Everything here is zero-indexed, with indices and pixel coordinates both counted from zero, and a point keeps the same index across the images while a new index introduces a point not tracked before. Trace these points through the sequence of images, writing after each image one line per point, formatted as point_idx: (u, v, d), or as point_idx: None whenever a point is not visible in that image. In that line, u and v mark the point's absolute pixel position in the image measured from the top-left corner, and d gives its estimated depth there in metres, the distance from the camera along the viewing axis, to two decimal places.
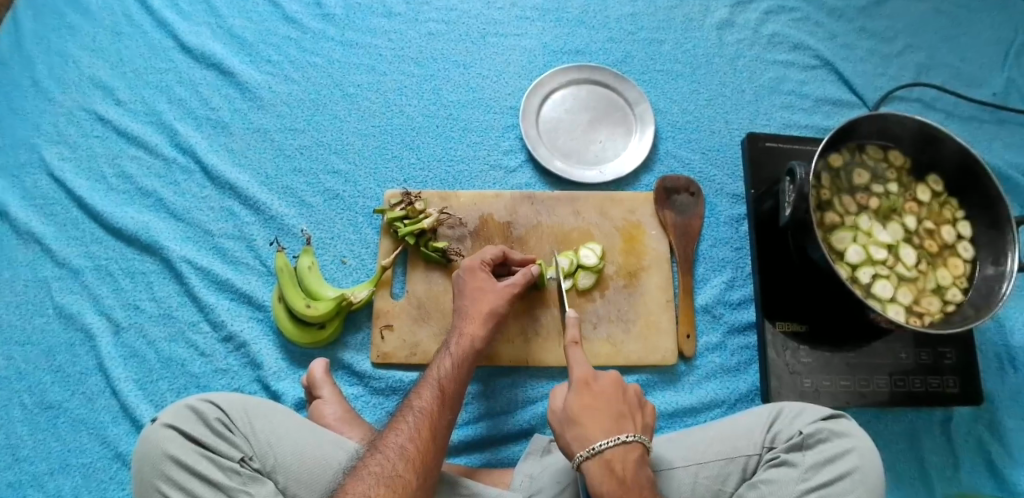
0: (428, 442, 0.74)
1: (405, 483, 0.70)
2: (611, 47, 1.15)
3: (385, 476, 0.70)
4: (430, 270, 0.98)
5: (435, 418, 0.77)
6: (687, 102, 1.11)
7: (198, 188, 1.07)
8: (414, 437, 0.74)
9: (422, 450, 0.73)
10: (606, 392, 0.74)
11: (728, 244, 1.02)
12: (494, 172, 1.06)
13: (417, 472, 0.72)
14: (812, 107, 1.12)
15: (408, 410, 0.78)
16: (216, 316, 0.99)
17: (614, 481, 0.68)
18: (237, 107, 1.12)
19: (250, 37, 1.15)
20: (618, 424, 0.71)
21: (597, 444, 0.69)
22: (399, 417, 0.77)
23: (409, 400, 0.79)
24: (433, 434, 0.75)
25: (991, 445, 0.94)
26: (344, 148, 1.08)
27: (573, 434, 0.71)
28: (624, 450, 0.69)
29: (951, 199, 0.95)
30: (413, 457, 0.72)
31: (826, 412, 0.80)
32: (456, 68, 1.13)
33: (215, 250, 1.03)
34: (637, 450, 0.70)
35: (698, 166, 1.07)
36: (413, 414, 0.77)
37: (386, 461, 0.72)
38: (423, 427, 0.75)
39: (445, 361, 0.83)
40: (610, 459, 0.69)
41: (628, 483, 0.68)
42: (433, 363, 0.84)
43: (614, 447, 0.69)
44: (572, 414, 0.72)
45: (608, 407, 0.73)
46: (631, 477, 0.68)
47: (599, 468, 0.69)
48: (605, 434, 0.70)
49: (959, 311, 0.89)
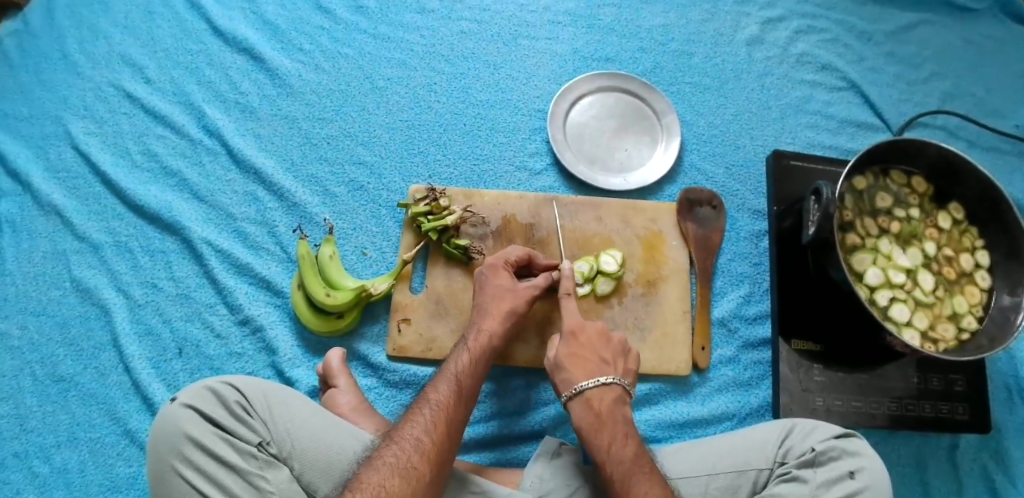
0: (444, 436, 0.74)
1: (419, 473, 0.71)
2: (640, 57, 1.16)
3: (399, 465, 0.71)
4: (451, 267, 0.99)
5: (451, 410, 0.77)
6: (714, 116, 1.12)
7: (223, 170, 1.08)
8: (430, 427, 0.75)
9: (437, 440, 0.74)
10: (592, 341, 0.84)
11: (747, 259, 1.03)
12: (519, 174, 1.07)
13: (431, 463, 0.72)
14: (837, 128, 1.13)
15: (424, 401, 0.78)
16: (234, 299, 0.99)
17: (592, 415, 0.78)
18: (267, 92, 1.12)
19: (283, 25, 1.16)
20: (600, 368, 0.82)
21: (580, 385, 0.80)
22: (416, 408, 0.77)
23: (426, 392, 0.79)
24: (449, 428, 0.76)
25: (996, 474, 0.95)
26: (371, 140, 1.09)
27: (561, 377, 0.82)
28: (602, 390, 0.80)
29: (971, 228, 0.96)
30: (431, 448, 0.73)
31: (838, 430, 0.80)
32: (486, 68, 1.14)
33: (236, 233, 1.04)
34: (615, 391, 0.80)
35: (722, 180, 1.08)
36: (430, 406, 0.77)
37: (402, 450, 0.72)
38: (439, 418, 0.76)
39: (463, 356, 0.83)
40: (590, 397, 0.79)
41: (604, 417, 0.78)
42: (451, 356, 0.84)
43: (594, 387, 0.80)
44: (560, 361, 0.83)
45: (591, 355, 0.83)
46: (608, 413, 0.78)
47: (580, 404, 0.79)
48: (587, 376, 0.81)
49: (973, 339, 0.89)
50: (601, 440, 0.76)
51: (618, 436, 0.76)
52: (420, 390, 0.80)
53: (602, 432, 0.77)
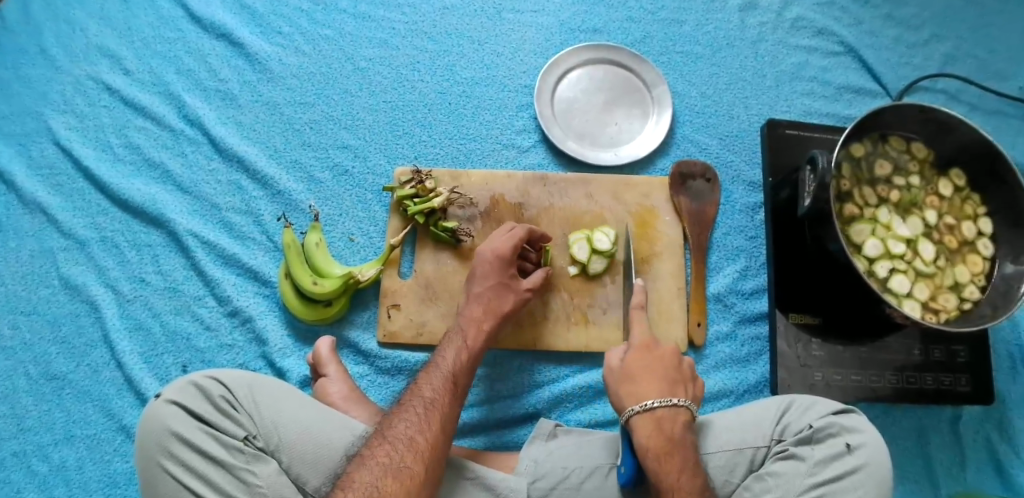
0: (438, 435, 0.73)
1: (411, 470, 0.69)
2: (629, 27, 1.10)
3: (390, 462, 0.69)
4: (439, 250, 0.96)
5: (445, 405, 0.76)
6: (706, 86, 1.07)
7: (206, 160, 1.05)
8: (422, 419, 0.73)
9: (429, 435, 0.72)
10: (665, 359, 0.82)
11: (742, 233, 0.99)
12: (507, 152, 1.02)
13: (423, 460, 0.70)
14: (834, 95, 1.09)
15: (414, 395, 0.77)
16: (222, 291, 0.98)
17: (663, 435, 0.74)
18: (247, 79, 1.09)
19: (261, 9, 1.12)
20: (671, 388, 0.79)
21: (649, 402, 0.76)
22: (408, 404, 0.75)
23: (415, 387, 0.78)
24: (442, 423, 0.74)
25: (999, 444, 0.97)
26: (354, 123, 1.05)
27: (630, 390, 0.79)
28: (674, 411, 0.76)
29: (973, 195, 0.94)
30: (427, 443, 0.71)
31: (837, 406, 0.78)
32: (469, 44, 1.08)
33: (222, 224, 1.02)
34: (684, 415, 0.77)
35: (716, 151, 1.03)
36: (423, 403, 0.75)
37: (396, 447, 0.70)
38: (433, 413, 0.74)
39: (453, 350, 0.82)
40: (660, 417, 0.76)
41: (676, 440, 0.74)
42: (441, 350, 0.83)
43: (666, 406, 0.76)
44: (629, 370, 0.81)
45: (661, 370, 0.80)
46: (679, 435, 0.75)
47: (649, 424, 0.75)
48: (659, 394, 0.78)
49: (976, 309, 0.88)
50: (670, 466, 0.72)
51: (688, 464, 0.73)
52: (411, 386, 0.79)
53: (673, 455, 0.73)
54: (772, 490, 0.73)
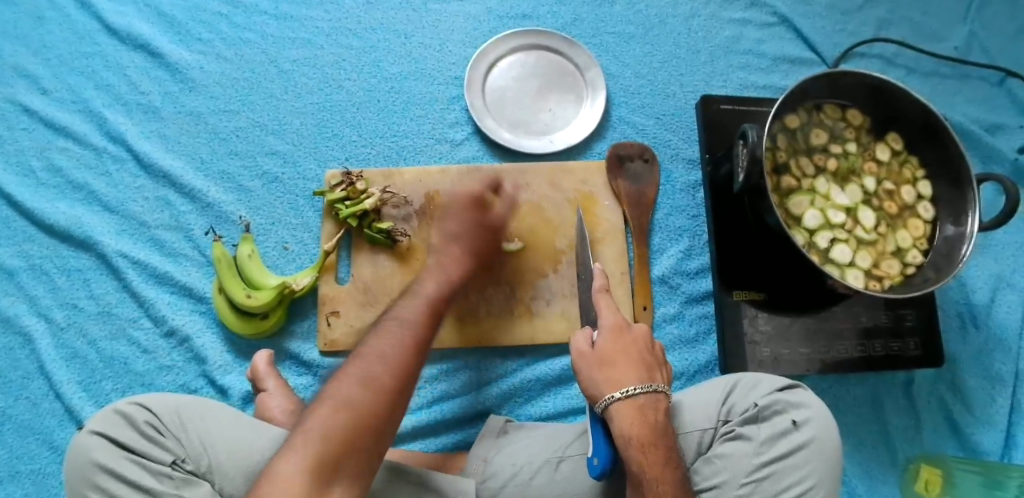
0: (409, 373, 0.66)
1: (391, 384, 0.64)
2: (559, 10, 1.07)
3: (373, 375, 0.64)
4: (375, 252, 0.93)
5: (432, 329, 0.70)
6: (640, 65, 1.05)
7: (132, 177, 1.01)
8: (393, 351, 0.66)
9: (402, 368, 0.65)
10: (639, 342, 0.73)
11: (684, 212, 0.98)
12: (439, 146, 1.00)
13: (404, 378, 0.65)
14: (770, 66, 1.08)
15: (404, 313, 0.70)
16: (157, 311, 0.95)
17: (647, 425, 0.67)
18: (169, 89, 1.05)
19: (179, 15, 1.08)
20: (649, 373, 0.71)
21: (629, 388, 0.68)
22: (388, 335, 0.67)
23: (406, 303, 0.71)
24: (411, 365, 0.66)
25: (953, 405, 0.98)
26: (282, 128, 1.01)
27: (608, 374, 0.70)
28: (655, 398, 0.69)
29: (912, 158, 0.93)
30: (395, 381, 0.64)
31: (782, 383, 0.76)
32: (397, 38, 1.05)
33: (152, 242, 0.98)
34: (664, 401, 0.70)
35: (653, 131, 1.01)
36: (402, 337, 0.68)
37: (381, 359, 0.65)
38: (399, 352, 0.66)
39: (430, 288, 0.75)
40: (643, 404, 0.68)
41: (659, 431, 0.67)
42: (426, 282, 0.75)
43: (647, 393, 0.69)
44: (604, 354, 0.71)
45: (638, 355, 0.72)
46: (660, 425, 0.68)
47: (630, 412, 0.68)
48: (637, 380, 0.70)
49: (919, 273, 0.88)
50: (653, 459, 0.66)
51: (669, 456, 0.67)
52: (379, 319, 0.70)
53: (656, 446, 0.66)
54: (720, 473, 0.72)
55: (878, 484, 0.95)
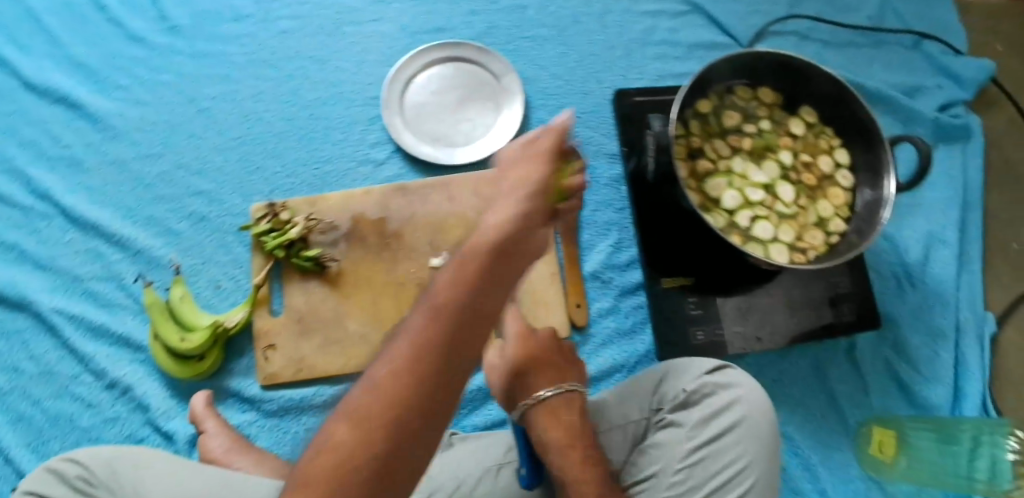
0: (409, 384, 0.41)
1: (408, 395, 0.40)
2: (473, 20, 1.07)
3: (376, 400, 0.40)
4: (306, 281, 0.93)
5: (469, 284, 0.44)
6: (557, 66, 1.06)
7: (60, 233, 1.00)
8: (415, 346, 0.42)
9: (393, 397, 0.40)
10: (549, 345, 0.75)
11: (610, 206, 0.98)
12: (363, 167, 1.00)
13: (403, 402, 0.40)
14: (687, 54, 1.09)
15: (440, 276, 0.46)
16: (97, 364, 0.94)
17: (562, 425, 0.69)
18: (90, 140, 1.04)
19: (96, 64, 1.06)
20: (561, 374, 0.73)
21: (541, 393, 0.70)
22: (395, 333, 0.43)
23: (456, 259, 0.46)
24: (419, 377, 0.41)
25: (897, 364, 0.99)
26: (206, 167, 1.01)
27: (522, 383, 0.72)
28: (568, 398, 0.71)
29: (826, 128, 0.95)
30: (360, 422, 0.40)
31: (710, 363, 0.76)
32: (313, 65, 1.05)
33: (86, 295, 0.97)
34: (578, 399, 0.72)
35: (574, 130, 1.02)
36: (423, 321, 0.43)
37: (380, 372, 0.41)
38: (389, 364, 0.42)
39: (455, 261, 0.47)
40: (556, 407, 0.70)
41: (575, 429, 0.69)
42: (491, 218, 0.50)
43: (559, 395, 0.71)
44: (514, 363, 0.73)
45: (549, 358, 0.74)
46: (577, 422, 0.70)
47: (545, 416, 0.69)
48: (549, 383, 0.72)
49: (843, 240, 0.89)
50: (573, 457, 0.67)
51: (590, 452, 0.68)
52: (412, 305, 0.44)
53: (574, 444, 0.68)
54: (655, 462, 0.73)
55: (831, 453, 0.95)
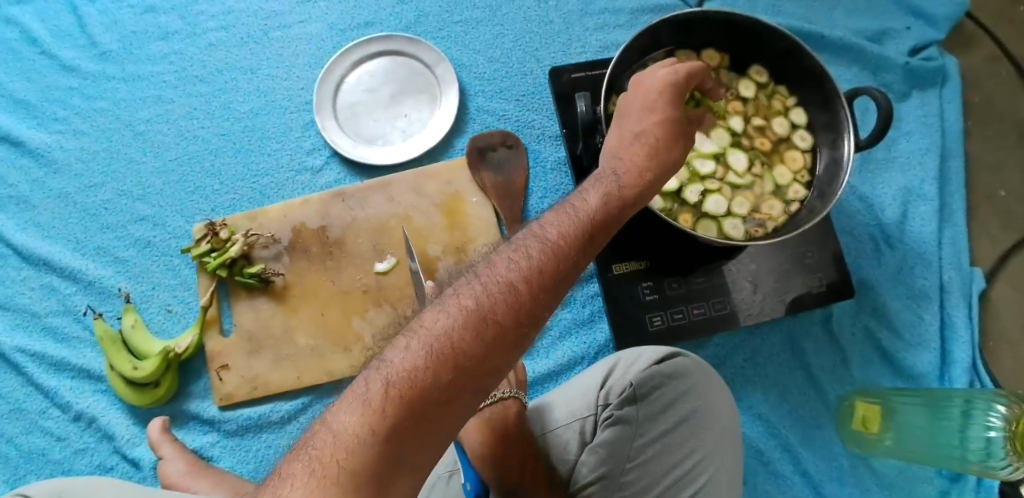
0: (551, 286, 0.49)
1: (522, 298, 0.47)
2: (402, 10, 1.03)
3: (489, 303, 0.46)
4: (252, 297, 0.91)
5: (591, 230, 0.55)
6: (493, 49, 1.02)
7: (15, 270, 0.98)
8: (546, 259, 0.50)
9: (518, 299, 0.47)
10: None
11: (558, 192, 0.95)
12: (301, 176, 0.97)
13: (523, 306, 0.47)
14: (629, 21, 1.03)
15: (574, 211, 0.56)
16: (60, 398, 0.93)
17: (496, 433, 0.70)
18: (34, 176, 1.01)
19: (33, 98, 1.04)
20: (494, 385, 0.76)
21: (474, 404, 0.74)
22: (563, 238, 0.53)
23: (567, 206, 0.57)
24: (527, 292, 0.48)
25: (879, 332, 0.94)
26: (146, 192, 0.99)
27: None
28: (501, 405, 0.74)
29: (779, 88, 0.89)
30: (481, 331, 0.45)
31: (660, 353, 0.73)
32: (243, 75, 1.02)
33: (46, 331, 0.96)
34: (512, 405, 0.74)
35: (515, 114, 0.99)
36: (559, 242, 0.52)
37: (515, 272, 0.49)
38: (490, 279, 0.48)
39: (559, 212, 0.56)
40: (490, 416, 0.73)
41: (511, 434, 0.70)
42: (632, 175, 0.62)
43: (491, 403, 0.74)
44: None
45: None
46: (512, 426, 0.71)
47: (478, 428, 0.72)
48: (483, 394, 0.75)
49: (803, 207, 0.84)
50: (512, 462, 0.68)
51: (528, 454, 0.69)
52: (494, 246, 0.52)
53: (511, 449, 0.69)
54: (605, 461, 0.68)
55: (811, 431, 0.91)
